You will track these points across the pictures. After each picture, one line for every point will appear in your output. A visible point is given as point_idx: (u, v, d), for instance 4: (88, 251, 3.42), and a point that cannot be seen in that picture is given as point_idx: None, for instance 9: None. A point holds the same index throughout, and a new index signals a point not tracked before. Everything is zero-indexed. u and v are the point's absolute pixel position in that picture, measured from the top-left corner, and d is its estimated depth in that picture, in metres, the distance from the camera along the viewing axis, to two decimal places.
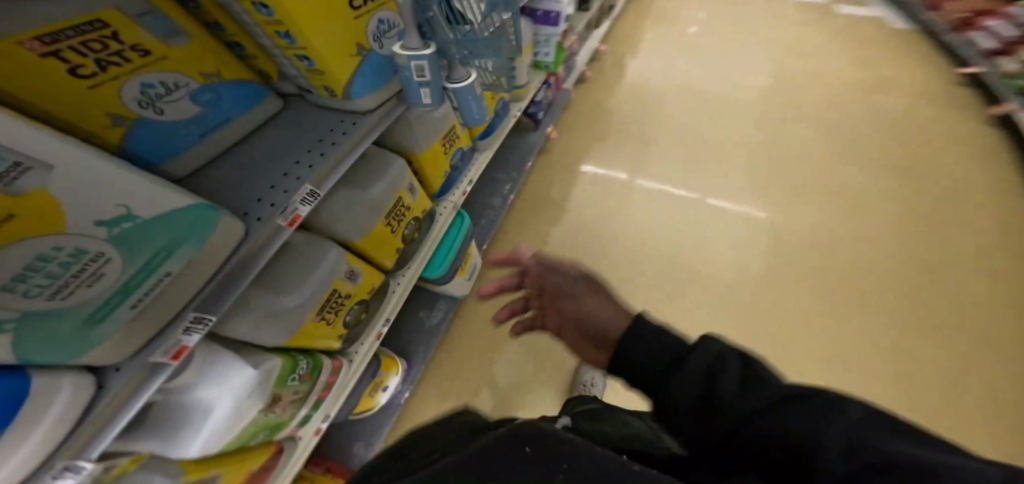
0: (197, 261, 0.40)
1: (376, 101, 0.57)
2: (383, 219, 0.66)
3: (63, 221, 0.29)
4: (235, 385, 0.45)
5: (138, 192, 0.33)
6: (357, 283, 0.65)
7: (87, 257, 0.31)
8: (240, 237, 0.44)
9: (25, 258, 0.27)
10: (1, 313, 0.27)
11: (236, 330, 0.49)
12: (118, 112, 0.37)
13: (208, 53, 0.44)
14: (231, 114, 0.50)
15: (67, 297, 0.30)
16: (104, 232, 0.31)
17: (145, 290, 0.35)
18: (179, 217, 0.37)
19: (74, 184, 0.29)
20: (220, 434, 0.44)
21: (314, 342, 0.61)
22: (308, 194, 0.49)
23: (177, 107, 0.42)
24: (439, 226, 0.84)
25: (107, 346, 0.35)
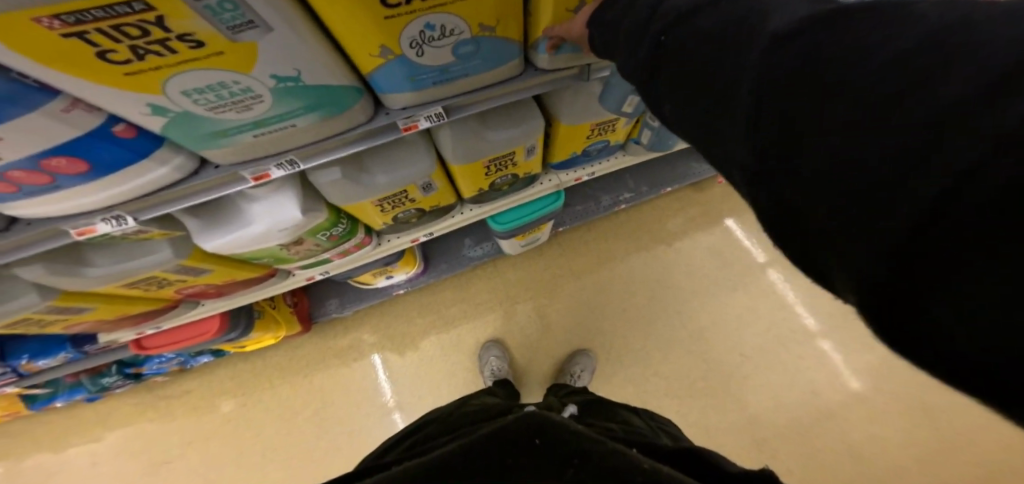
0: (323, 127, 0.43)
1: (556, 63, 0.48)
2: (484, 161, 0.63)
3: (249, 66, 0.32)
4: (275, 219, 0.53)
5: (312, 63, 0.34)
6: (428, 195, 0.67)
7: (250, 94, 0.35)
8: (364, 120, 0.46)
9: (205, 79, 0.31)
10: (169, 105, 0.33)
11: (320, 180, 0.54)
12: (389, 46, 0.36)
13: (497, 1, 0.37)
14: (471, 71, 0.44)
15: (225, 112, 0.36)
16: (269, 82, 0.34)
17: (275, 127, 0.40)
18: (324, 91, 0.38)
19: (278, 45, 0.31)
20: (247, 240, 0.54)
21: (369, 216, 0.66)
22: (434, 115, 0.48)
23: (433, 52, 0.39)
24: (529, 191, 0.81)
25: (224, 150, 0.41)
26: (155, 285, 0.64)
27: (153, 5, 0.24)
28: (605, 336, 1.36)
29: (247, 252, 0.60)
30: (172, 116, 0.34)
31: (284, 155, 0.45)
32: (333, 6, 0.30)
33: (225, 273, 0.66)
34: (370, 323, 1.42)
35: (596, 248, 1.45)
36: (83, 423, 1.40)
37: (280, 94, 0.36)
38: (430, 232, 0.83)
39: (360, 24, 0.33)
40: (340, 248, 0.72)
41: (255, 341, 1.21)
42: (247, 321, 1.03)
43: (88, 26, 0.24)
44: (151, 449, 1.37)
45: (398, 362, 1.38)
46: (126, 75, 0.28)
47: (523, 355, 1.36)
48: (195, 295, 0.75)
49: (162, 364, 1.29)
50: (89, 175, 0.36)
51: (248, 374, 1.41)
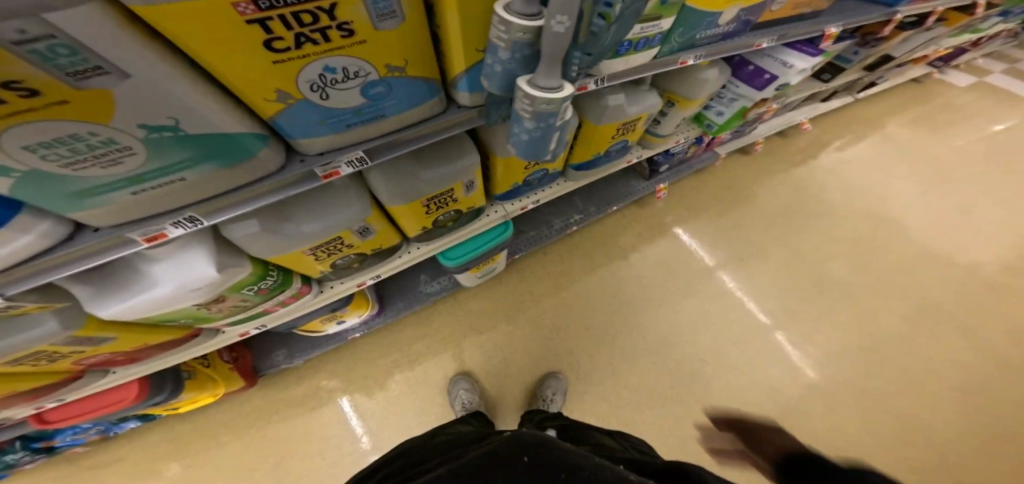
0: (224, 176, 0.39)
1: (478, 99, 0.48)
2: (424, 199, 0.61)
3: (108, 117, 0.28)
4: (183, 280, 0.47)
5: (195, 112, 0.31)
6: (365, 239, 0.63)
7: (118, 147, 0.30)
8: (275, 168, 0.42)
9: (56, 133, 0.27)
10: (10, 166, 0.27)
11: (234, 234, 0.48)
12: (285, 90, 0.34)
13: (402, 44, 0.36)
14: (386, 112, 0.43)
15: (88, 169, 0.31)
16: (141, 133, 0.30)
17: (160, 183, 0.36)
18: (217, 140, 0.35)
19: (145, 93, 0.27)
20: (150, 305, 0.48)
21: (302, 266, 0.61)
22: (355, 159, 0.46)
23: (338, 97, 0.37)
24: (478, 225, 0.79)
25: (97, 211, 0.35)
26: (46, 360, 0.55)
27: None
28: (571, 355, 1.33)
29: (155, 318, 0.53)
30: (18, 177, 0.28)
31: (182, 210, 0.40)
32: (208, 53, 0.28)
33: (135, 338, 0.58)
34: (325, 367, 1.33)
35: (559, 273, 1.45)
36: None
37: (160, 145, 0.32)
38: (377, 274, 0.79)
39: (252, 70, 0.31)
40: (274, 301, 0.66)
41: (189, 402, 1.08)
42: (175, 383, 0.92)
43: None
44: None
45: (357, 409, 1.27)
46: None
47: (494, 389, 1.30)
48: (103, 364, 0.66)
49: (77, 436, 1.12)
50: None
51: (184, 440, 1.25)
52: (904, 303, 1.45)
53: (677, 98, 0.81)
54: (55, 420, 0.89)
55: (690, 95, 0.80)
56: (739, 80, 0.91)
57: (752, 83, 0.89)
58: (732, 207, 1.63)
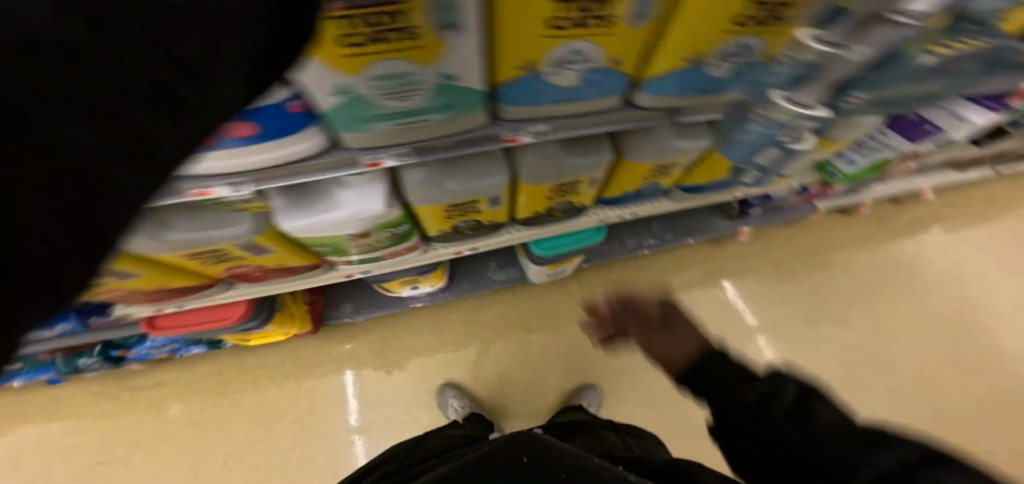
0: (450, 123, 0.47)
1: (657, 102, 0.53)
2: (555, 184, 0.68)
3: (430, 62, 0.36)
4: (358, 209, 0.55)
5: (473, 69, 0.39)
6: (491, 208, 0.70)
7: (416, 87, 0.39)
8: (480, 125, 0.50)
9: (395, 68, 0.35)
10: (355, 87, 0.36)
11: (408, 179, 0.57)
12: (533, 63, 0.40)
13: (630, 43, 0.41)
14: (583, 95, 0.49)
15: (388, 98, 0.39)
16: (437, 78, 0.38)
17: (415, 119, 0.44)
18: (468, 93, 0.42)
19: (461, 49, 0.35)
20: (325, 225, 0.56)
21: (434, 221, 0.68)
22: (536, 132, 0.53)
23: (561, 76, 0.44)
24: (575, 222, 0.90)
25: (362, 135, 0.44)
26: (212, 260, 0.64)
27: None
28: (606, 375, 1.35)
29: (315, 238, 0.61)
30: (350, 98, 0.37)
31: (404, 146, 0.48)
32: (511, 24, 0.35)
33: (282, 256, 0.67)
34: (372, 335, 1.38)
35: (616, 291, 1.46)
36: (39, 410, 1.28)
37: (437, 91, 0.40)
38: (473, 247, 0.87)
39: (522, 42, 0.37)
40: (394, 249, 0.74)
41: (263, 335, 1.17)
42: (267, 308, 1.01)
43: (357, 11, 0.28)
44: (114, 441, 1.27)
45: (399, 378, 1.34)
46: (344, 53, 0.31)
47: (531, 388, 1.34)
48: (242, 275, 0.75)
49: (156, 349, 1.24)
50: (252, 139, 0.40)
51: (239, 370, 1.35)
52: (956, 410, 1.40)
53: None
54: (160, 327, 0.99)
55: None
56: (892, 129, 0.85)
57: (906, 133, 0.84)
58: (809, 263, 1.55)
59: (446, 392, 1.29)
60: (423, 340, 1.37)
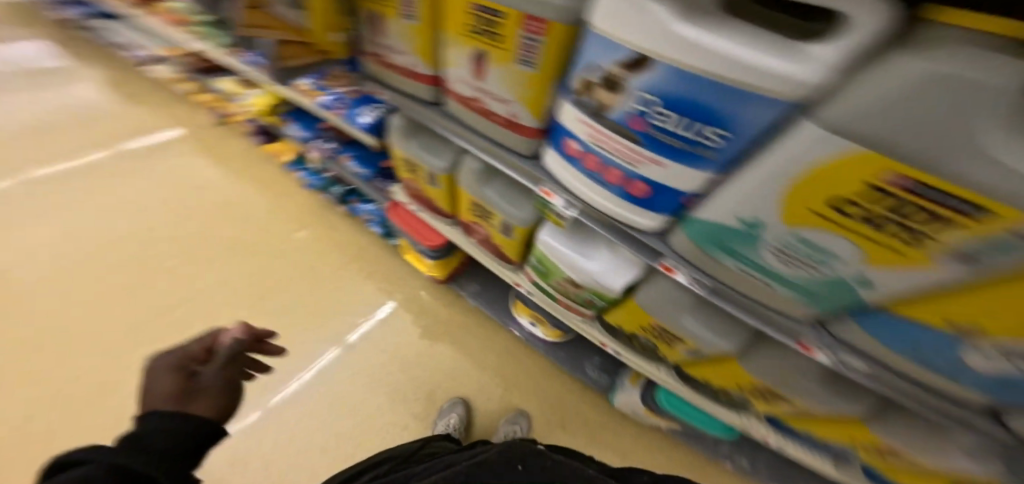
0: (779, 296, 0.43)
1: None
2: (767, 385, 0.59)
3: (877, 265, 0.32)
4: (609, 274, 0.58)
5: (897, 287, 0.33)
6: (682, 353, 0.65)
7: (812, 266, 0.36)
8: (801, 314, 0.45)
9: (826, 239, 0.33)
10: (764, 229, 0.36)
11: (658, 284, 0.57)
12: (970, 326, 0.31)
13: None
14: (965, 382, 0.37)
15: (773, 253, 0.38)
16: (845, 272, 0.34)
17: (761, 278, 0.42)
18: (845, 296, 0.37)
19: (930, 267, 0.29)
20: (568, 260, 0.60)
21: (627, 318, 0.66)
22: (843, 363, 0.44)
23: (988, 364, 0.33)
24: (726, 413, 0.77)
25: (695, 247, 0.44)
26: (477, 212, 0.71)
27: (986, 218, 0.23)
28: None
29: (541, 256, 0.65)
30: (740, 230, 0.38)
31: (716, 281, 0.47)
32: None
33: (511, 246, 0.72)
34: (451, 311, 1.33)
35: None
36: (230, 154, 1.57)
37: (820, 278, 0.37)
38: (616, 350, 0.80)
39: (1011, 304, 0.27)
40: (568, 302, 0.73)
41: (420, 258, 1.18)
42: (449, 249, 1.06)
43: (910, 195, 0.25)
44: (226, 226, 1.40)
45: (434, 358, 1.22)
46: (818, 201, 0.30)
47: None
48: (468, 229, 0.82)
49: (365, 213, 1.33)
50: (624, 195, 0.43)
51: (338, 233, 1.42)
52: None
53: None
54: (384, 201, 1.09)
55: None
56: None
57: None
58: None
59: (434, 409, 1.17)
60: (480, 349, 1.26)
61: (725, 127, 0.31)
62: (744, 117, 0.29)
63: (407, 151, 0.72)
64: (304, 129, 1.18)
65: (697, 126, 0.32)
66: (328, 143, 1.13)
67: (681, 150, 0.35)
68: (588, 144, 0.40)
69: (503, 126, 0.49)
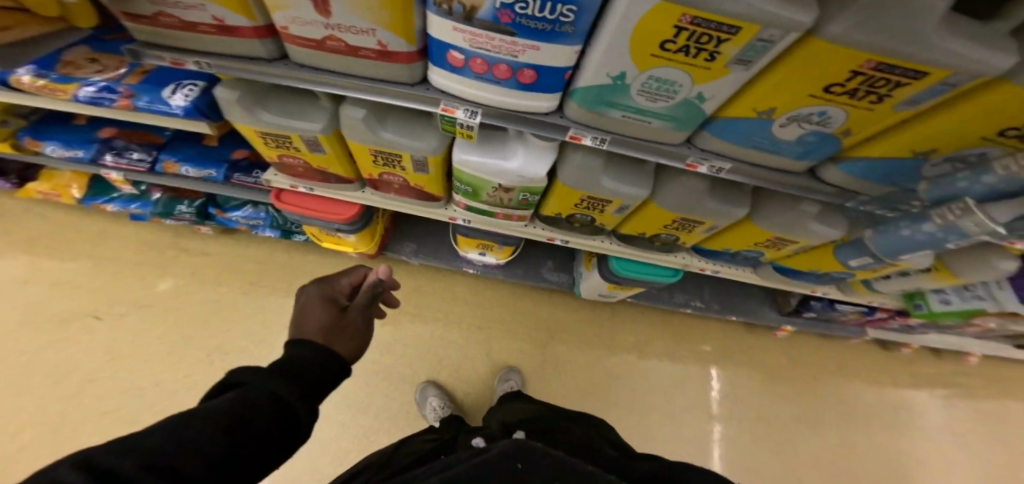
0: (655, 131, 0.53)
1: (842, 181, 0.54)
2: (680, 216, 0.74)
3: (702, 82, 0.42)
4: (530, 165, 0.66)
5: (722, 94, 0.44)
6: (614, 214, 0.77)
7: (665, 96, 0.46)
8: (676, 143, 0.55)
9: (669, 71, 0.42)
10: (627, 77, 0.45)
11: (573, 159, 0.67)
12: (773, 109, 0.44)
13: (877, 124, 0.42)
14: (785, 154, 0.51)
15: (640, 95, 0.47)
16: (689, 93, 0.45)
17: (639, 118, 0.51)
18: (696, 114, 0.48)
19: (734, 75, 0.41)
20: (494, 166, 0.68)
21: (562, 201, 0.77)
22: (716, 168, 0.56)
23: (788, 131, 0.47)
24: (664, 258, 0.92)
25: (587, 111, 0.53)
26: (380, 160, 0.74)
27: (738, 34, 0.35)
28: (608, 411, 1.34)
29: (470, 175, 0.71)
30: (612, 83, 0.46)
31: (609, 134, 0.56)
32: (788, 75, 0.39)
33: (427, 180, 0.79)
34: (415, 276, 1.43)
35: (645, 337, 1.46)
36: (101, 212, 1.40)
37: (676, 104, 0.47)
38: (565, 240, 0.94)
39: (789, 86, 0.40)
40: (512, 210, 0.82)
41: (338, 242, 1.19)
42: (366, 221, 1.09)
43: (696, 27, 0.36)
44: (160, 285, 1.32)
45: (416, 324, 1.38)
46: (652, 45, 0.39)
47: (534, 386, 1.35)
48: (381, 184, 0.86)
49: (238, 221, 1.25)
50: (510, 84, 0.49)
51: (274, 250, 1.41)
52: None
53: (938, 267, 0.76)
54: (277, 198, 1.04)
55: (957, 271, 0.74)
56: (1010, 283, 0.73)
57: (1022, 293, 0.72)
58: (837, 385, 1.51)
59: (428, 389, 1.27)
60: (450, 300, 1.42)
61: (575, 3, 0.37)
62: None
63: (269, 124, 0.68)
64: (80, 147, 0.99)
65: (554, 7, 0.37)
66: (133, 154, 0.99)
67: (546, 32, 0.41)
68: (467, 49, 0.45)
69: (378, 57, 0.50)
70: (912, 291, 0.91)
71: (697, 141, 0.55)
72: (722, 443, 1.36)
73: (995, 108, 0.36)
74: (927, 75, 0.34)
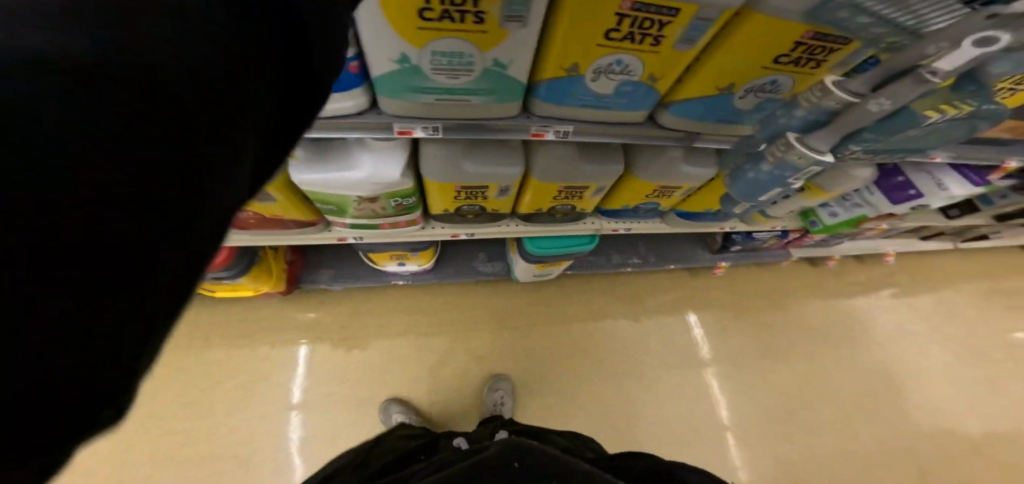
0: (481, 108, 0.48)
1: (677, 125, 0.55)
2: (562, 186, 0.70)
3: (487, 48, 0.40)
4: (379, 171, 0.60)
5: (519, 58, 0.42)
6: (499, 198, 0.72)
7: (464, 70, 0.43)
8: (511, 115, 0.51)
9: (453, 44, 0.40)
10: (413, 58, 0.41)
11: (428, 152, 0.61)
12: (577, 66, 0.44)
13: (674, 65, 0.45)
14: (614, 107, 0.50)
15: (439, 74, 0.43)
16: (484, 63, 0.42)
17: (457, 98, 0.46)
18: (509, 83, 0.45)
19: (514, 38, 0.39)
20: (343, 180, 0.60)
21: (440, 198, 0.71)
22: (561, 132, 0.54)
23: (603, 85, 0.47)
24: (572, 228, 0.89)
25: (402, 103, 0.47)
26: None
27: None
28: (570, 389, 1.33)
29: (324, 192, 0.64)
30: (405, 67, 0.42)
31: (437, 121, 0.51)
32: (568, 26, 0.39)
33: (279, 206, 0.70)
34: (344, 302, 1.33)
35: (593, 305, 1.46)
36: None
37: (481, 75, 0.44)
38: (468, 234, 0.89)
39: (577, 40, 0.41)
40: (395, 218, 0.75)
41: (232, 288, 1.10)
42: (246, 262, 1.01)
43: None
44: None
45: (355, 351, 1.28)
46: (411, 19, 0.37)
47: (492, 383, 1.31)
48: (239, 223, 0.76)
49: None
50: None
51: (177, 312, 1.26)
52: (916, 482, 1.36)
53: (813, 185, 0.78)
54: None
55: (829, 185, 0.76)
56: (877, 186, 0.82)
57: (890, 194, 0.81)
58: (778, 306, 1.59)
59: (390, 406, 1.20)
60: (388, 317, 1.34)
61: None
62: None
63: None
64: None
65: None
66: None
67: None
68: None
69: None
70: (805, 210, 0.94)
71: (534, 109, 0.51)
72: (683, 389, 1.39)
73: (758, 34, 0.40)
74: (679, 12, 0.37)
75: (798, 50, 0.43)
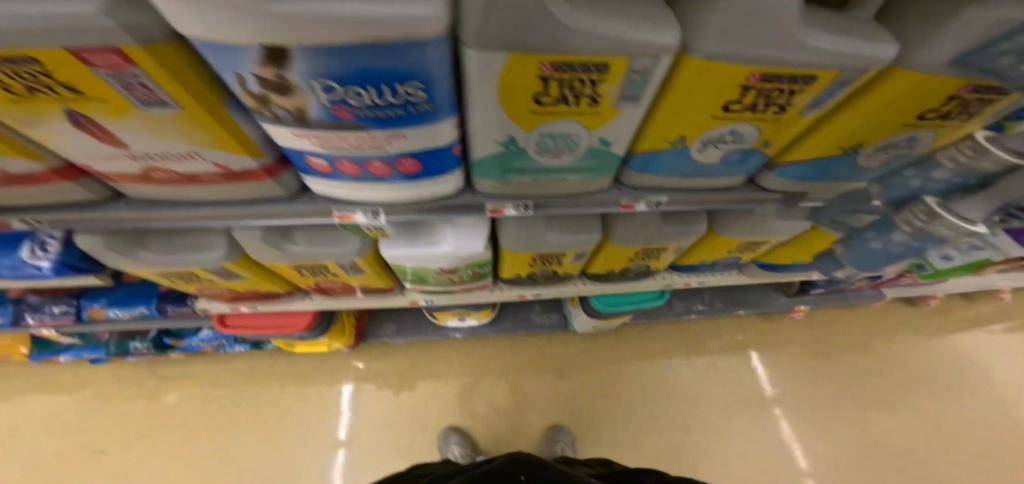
0: (574, 184, 0.47)
1: (782, 186, 0.51)
2: (642, 248, 0.66)
3: (597, 127, 0.37)
4: (462, 248, 0.58)
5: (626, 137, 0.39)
6: (574, 262, 0.69)
7: (568, 150, 0.41)
8: (604, 188, 0.49)
9: (559, 128, 0.37)
10: (518, 142, 0.39)
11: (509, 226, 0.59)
12: (685, 137, 0.41)
13: (793, 128, 0.40)
14: (717, 173, 0.47)
15: (540, 155, 0.41)
16: (591, 142, 0.39)
17: (553, 177, 0.45)
18: (611, 159, 0.43)
19: (630, 116, 0.36)
20: (425, 255, 0.59)
21: (514, 264, 0.69)
22: (653, 202, 0.51)
23: (711, 154, 0.43)
24: (644, 284, 0.84)
25: (495, 182, 0.46)
26: (307, 272, 0.66)
27: (607, 70, 0.29)
28: (635, 451, 1.21)
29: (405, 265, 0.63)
30: (506, 151, 0.40)
31: (528, 199, 0.50)
32: (680, 101, 0.35)
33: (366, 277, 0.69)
34: (398, 357, 1.30)
35: (656, 354, 1.35)
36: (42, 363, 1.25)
37: (583, 155, 0.42)
38: (536, 294, 0.85)
39: (692, 114, 0.37)
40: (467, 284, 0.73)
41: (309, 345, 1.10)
42: (328, 322, 1.00)
43: (563, 73, 0.29)
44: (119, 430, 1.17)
45: (408, 407, 1.24)
46: (528, 108, 0.34)
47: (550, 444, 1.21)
48: (324, 291, 0.77)
49: (201, 344, 1.14)
50: (392, 179, 0.41)
51: (240, 366, 1.27)
52: None
53: None
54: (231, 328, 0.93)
55: None
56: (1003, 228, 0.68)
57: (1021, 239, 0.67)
58: (867, 352, 1.41)
59: (449, 435, 1.16)
60: (442, 371, 1.29)
61: (418, 79, 0.26)
62: (423, 64, 0.25)
63: (162, 266, 0.60)
64: None
65: (394, 88, 0.27)
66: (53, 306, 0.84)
67: (403, 116, 0.31)
68: (324, 151, 0.36)
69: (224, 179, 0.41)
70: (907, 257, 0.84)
71: (625, 180, 0.49)
72: (764, 450, 1.23)
73: (907, 94, 0.35)
74: (815, 78, 0.32)
75: (952, 105, 0.37)
